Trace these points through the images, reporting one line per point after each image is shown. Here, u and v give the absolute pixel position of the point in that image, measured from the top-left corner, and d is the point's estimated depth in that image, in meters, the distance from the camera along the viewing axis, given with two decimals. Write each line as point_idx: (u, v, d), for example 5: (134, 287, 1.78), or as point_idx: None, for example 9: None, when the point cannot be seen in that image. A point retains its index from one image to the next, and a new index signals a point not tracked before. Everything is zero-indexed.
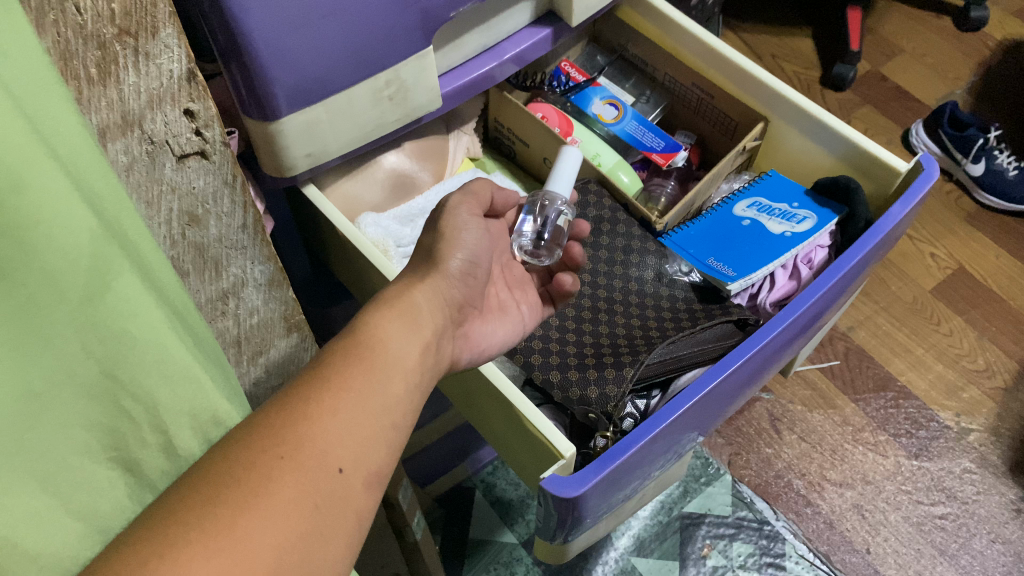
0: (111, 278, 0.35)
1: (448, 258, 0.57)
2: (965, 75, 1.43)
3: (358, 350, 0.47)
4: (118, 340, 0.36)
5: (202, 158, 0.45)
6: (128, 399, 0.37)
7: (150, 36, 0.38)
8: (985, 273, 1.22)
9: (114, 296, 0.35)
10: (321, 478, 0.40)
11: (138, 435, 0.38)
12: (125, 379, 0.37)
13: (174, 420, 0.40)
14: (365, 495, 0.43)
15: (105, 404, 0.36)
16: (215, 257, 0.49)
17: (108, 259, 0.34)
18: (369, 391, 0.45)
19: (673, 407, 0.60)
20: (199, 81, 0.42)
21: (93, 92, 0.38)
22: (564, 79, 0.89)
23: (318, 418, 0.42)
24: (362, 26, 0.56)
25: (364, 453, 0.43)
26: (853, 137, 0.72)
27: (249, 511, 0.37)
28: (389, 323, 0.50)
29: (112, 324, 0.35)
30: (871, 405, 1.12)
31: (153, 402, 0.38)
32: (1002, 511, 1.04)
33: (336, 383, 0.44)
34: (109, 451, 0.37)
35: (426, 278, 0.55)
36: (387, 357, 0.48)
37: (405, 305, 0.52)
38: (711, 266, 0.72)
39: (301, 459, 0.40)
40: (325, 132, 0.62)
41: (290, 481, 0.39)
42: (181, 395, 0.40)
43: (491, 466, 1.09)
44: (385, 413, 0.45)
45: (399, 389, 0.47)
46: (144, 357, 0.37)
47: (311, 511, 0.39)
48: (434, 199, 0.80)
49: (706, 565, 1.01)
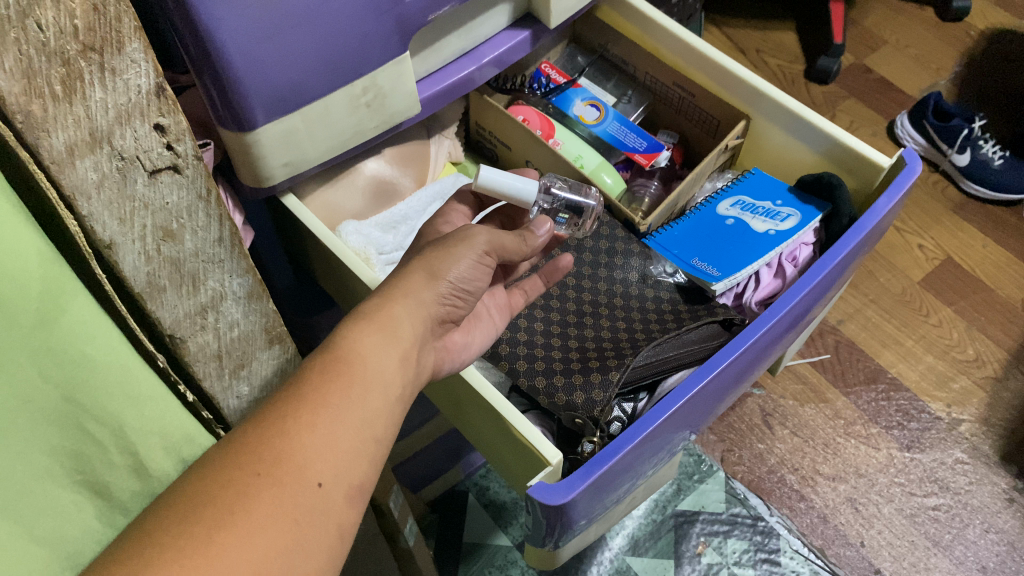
0: (64, 300, 0.35)
1: (439, 278, 0.53)
2: (950, 65, 1.43)
3: (336, 364, 0.46)
4: (78, 364, 0.36)
5: (175, 172, 0.42)
6: (92, 422, 0.38)
7: (115, 51, 0.36)
8: (973, 263, 1.22)
9: (70, 316, 0.35)
10: (301, 492, 0.40)
11: (105, 457, 0.39)
12: (88, 403, 0.37)
13: (142, 440, 0.41)
14: (348, 508, 0.43)
15: (66, 429, 0.37)
16: (192, 272, 0.47)
17: (61, 280, 0.35)
18: (349, 407, 0.45)
19: (659, 411, 0.59)
20: (169, 94, 0.39)
21: (59, 110, 0.36)
22: (545, 81, 0.88)
23: (297, 433, 0.42)
24: (334, 35, 0.56)
25: (343, 466, 0.43)
26: (833, 133, 0.72)
27: (228, 528, 0.37)
28: (368, 337, 0.48)
29: (67, 349, 0.36)
30: (862, 398, 1.12)
31: (120, 424, 0.39)
32: (995, 500, 1.04)
33: (316, 399, 0.44)
34: (74, 475, 0.38)
35: (408, 292, 0.52)
36: (366, 372, 0.47)
37: (384, 318, 0.50)
38: (695, 266, 0.72)
39: (279, 475, 0.40)
40: (304, 140, 0.61)
41: (269, 498, 0.39)
42: (148, 415, 0.40)
43: (485, 469, 1.09)
44: (366, 426, 0.45)
45: (379, 403, 0.46)
46: (106, 379, 0.38)
47: (291, 525, 0.39)
48: (416, 204, 0.79)
49: (701, 561, 1.01)
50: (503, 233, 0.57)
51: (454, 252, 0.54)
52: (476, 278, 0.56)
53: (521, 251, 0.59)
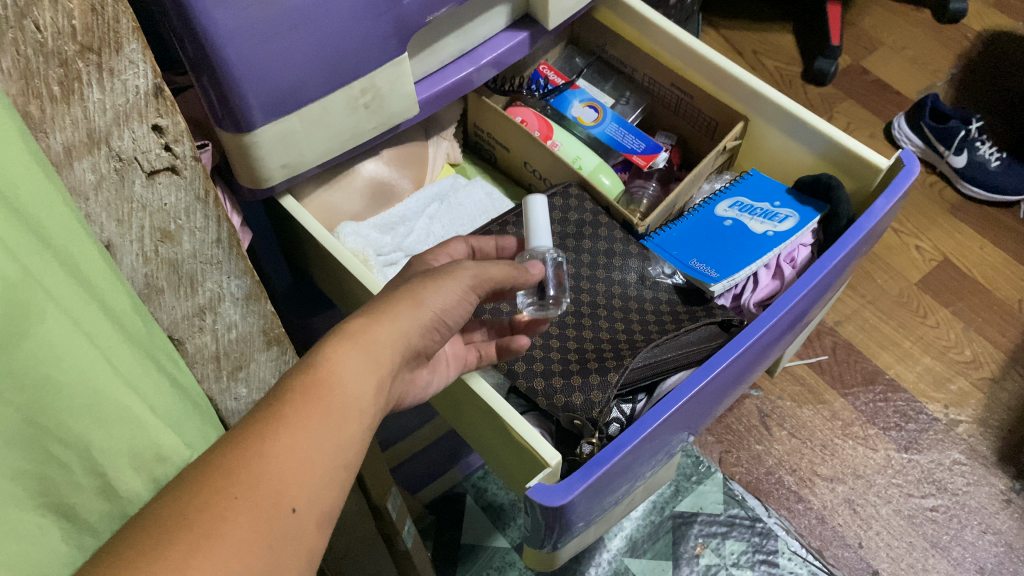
0: (30, 325, 0.33)
1: (424, 308, 0.51)
2: (946, 67, 1.44)
3: (315, 387, 0.43)
4: (42, 387, 0.34)
5: (173, 173, 0.42)
6: (56, 443, 0.36)
7: (113, 52, 0.36)
8: (969, 264, 1.23)
9: (36, 340, 0.33)
10: (276, 518, 0.39)
11: (71, 479, 0.37)
12: (52, 426, 0.35)
13: (110, 460, 0.39)
14: (316, 532, 0.41)
15: (29, 450, 0.35)
16: (190, 273, 0.47)
17: (30, 306, 0.33)
18: (328, 430, 0.43)
19: (657, 413, 0.59)
20: (167, 95, 0.39)
21: (57, 111, 0.36)
22: (543, 83, 0.88)
23: (275, 455, 0.40)
24: (332, 36, 0.56)
25: (318, 490, 0.41)
26: (831, 134, 0.72)
27: (202, 553, 0.36)
28: (349, 358, 0.46)
29: (30, 372, 0.33)
30: (860, 400, 1.12)
31: (86, 445, 0.37)
32: (992, 501, 1.04)
33: (295, 420, 0.42)
34: (38, 498, 0.36)
35: (389, 316, 0.49)
36: (347, 396, 0.44)
37: (369, 340, 0.47)
38: (693, 267, 0.72)
39: (255, 499, 0.38)
40: (302, 142, 0.61)
41: (244, 521, 0.38)
42: (117, 436, 0.38)
43: (483, 471, 1.09)
44: (341, 451, 0.43)
45: (357, 425, 0.45)
46: (72, 402, 0.35)
47: (263, 550, 0.38)
48: (414, 206, 0.79)
49: (699, 563, 1.01)
50: (491, 266, 0.56)
51: (438, 280, 0.53)
52: (456, 308, 0.54)
53: (512, 280, 0.58)
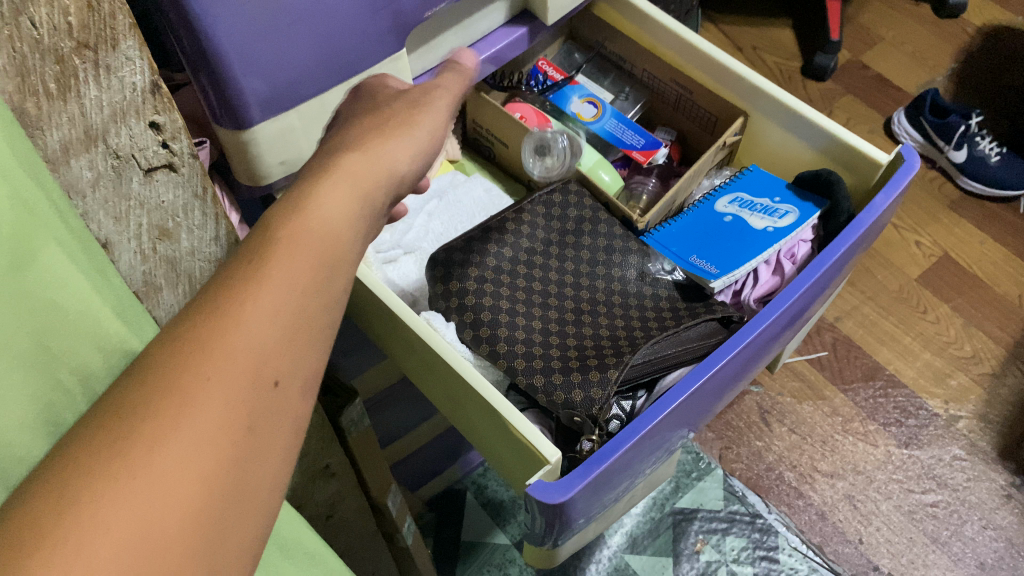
0: (35, 251, 0.32)
1: (405, 135, 0.46)
2: (945, 62, 1.44)
3: (285, 230, 0.37)
4: (49, 310, 0.34)
5: (171, 171, 0.42)
6: (63, 369, 0.35)
7: (110, 49, 0.36)
8: (969, 259, 1.22)
9: (39, 269, 0.33)
10: (254, 387, 0.32)
11: (75, 408, 0.37)
12: (57, 349, 0.35)
13: (107, 386, 0.38)
14: (305, 400, 0.35)
15: (39, 376, 0.34)
16: (188, 271, 0.47)
17: (33, 231, 0.32)
18: (304, 284, 0.36)
19: (658, 410, 0.59)
20: (164, 91, 0.39)
21: (53, 108, 0.35)
22: (542, 78, 0.89)
23: (240, 317, 0.33)
24: (329, 33, 0.55)
25: (300, 353, 0.35)
26: (832, 130, 0.71)
27: (163, 439, 0.29)
28: (323, 196, 0.39)
29: (42, 292, 0.33)
30: (860, 395, 1.12)
31: (88, 371, 0.37)
32: (992, 497, 1.04)
33: (260, 275, 0.35)
34: (50, 427, 0.35)
35: (369, 146, 0.44)
36: (323, 236, 0.38)
37: (346, 176, 0.41)
38: (693, 264, 0.73)
39: (222, 370, 0.31)
40: (299, 139, 0.61)
41: (214, 393, 0.31)
42: (114, 362, 0.38)
43: (483, 468, 1.09)
44: (325, 307, 0.37)
45: (339, 279, 0.38)
46: (74, 326, 0.35)
47: (242, 429, 0.31)
48: (414, 203, 0.81)
49: (700, 559, 1.01)
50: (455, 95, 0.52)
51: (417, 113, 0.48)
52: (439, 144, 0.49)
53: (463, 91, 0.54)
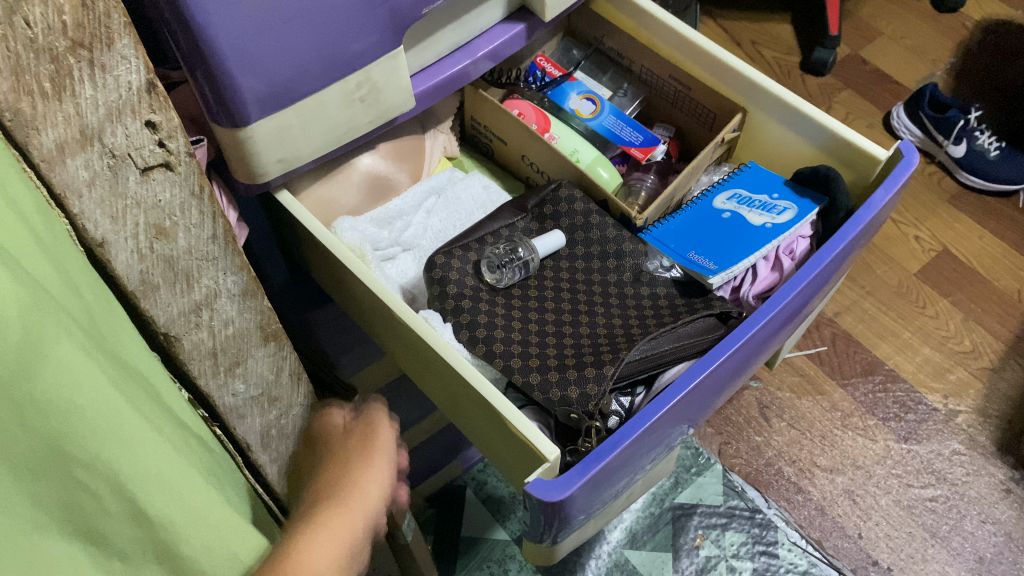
0: (43, 348, 0.32)
1: None
2: (944, 56, 1.43)
3: None
4: (63, 412, 0.33)
5: (167, 170, 0.42)
6: (82, 469, 0.35)
7: (105, 48, 0.35)
8: (969, 254, 1.22)
9: (51, 366, 0.32)
10: None
11: (99, 505, 0.36)
12: (76, 451, 0.34)
13: (138, 484, 0.37)
14: None
15: (57, 480, 0.34)
16: (185, 270, 0.47)
17: (43, 326, 0.32)
18: None
19: (655, 407, 0.59)
20: (160, 90, 0.38)
21: (48, 107, 0.35)
22: (541, 75, 0.88)
23: None
24: (326, 30, 0.55)
25: None
26: (830, 125, 0.71)
27: None
28: None
29: (50, 397, 0.33)
30: (859, 390, 1.12)
31: (113, 471, 0.36)
32: (991, 491, 1.04)
33: None
34: (68, 524, 0.35)
35: None
36: None
37: None
38: (692, 260, 0.71)
39: None
40: (297, 136, 0.61)
41: None
42: (142, 457, 0.37)
43: (482, 463, 1.09)
44: None
45: None
46: (93, 427, 0.35)
47: None
48: (411, 200, 0.79)
49: (699, 555, 1.01)
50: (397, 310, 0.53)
51: None
52: None
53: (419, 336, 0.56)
